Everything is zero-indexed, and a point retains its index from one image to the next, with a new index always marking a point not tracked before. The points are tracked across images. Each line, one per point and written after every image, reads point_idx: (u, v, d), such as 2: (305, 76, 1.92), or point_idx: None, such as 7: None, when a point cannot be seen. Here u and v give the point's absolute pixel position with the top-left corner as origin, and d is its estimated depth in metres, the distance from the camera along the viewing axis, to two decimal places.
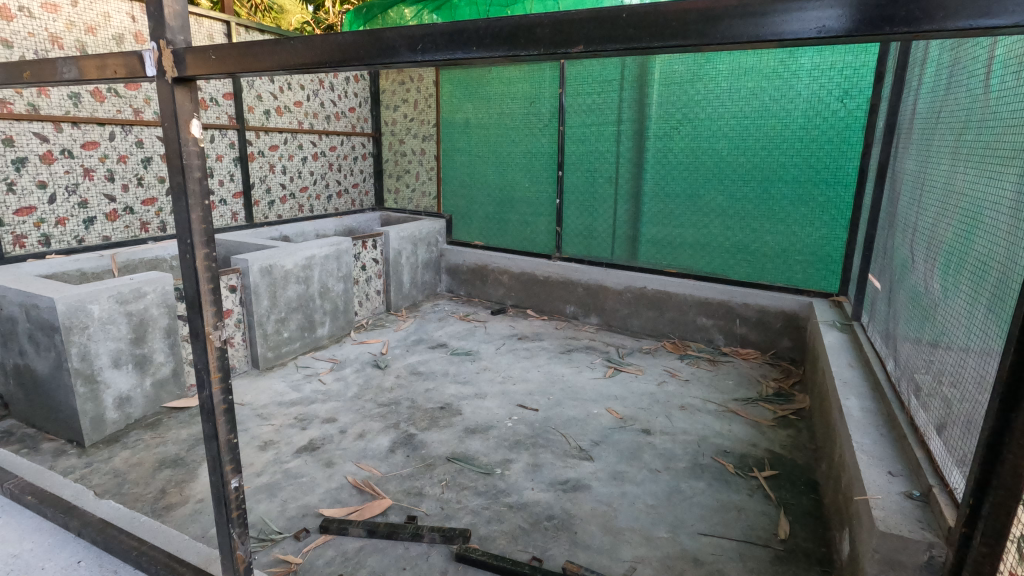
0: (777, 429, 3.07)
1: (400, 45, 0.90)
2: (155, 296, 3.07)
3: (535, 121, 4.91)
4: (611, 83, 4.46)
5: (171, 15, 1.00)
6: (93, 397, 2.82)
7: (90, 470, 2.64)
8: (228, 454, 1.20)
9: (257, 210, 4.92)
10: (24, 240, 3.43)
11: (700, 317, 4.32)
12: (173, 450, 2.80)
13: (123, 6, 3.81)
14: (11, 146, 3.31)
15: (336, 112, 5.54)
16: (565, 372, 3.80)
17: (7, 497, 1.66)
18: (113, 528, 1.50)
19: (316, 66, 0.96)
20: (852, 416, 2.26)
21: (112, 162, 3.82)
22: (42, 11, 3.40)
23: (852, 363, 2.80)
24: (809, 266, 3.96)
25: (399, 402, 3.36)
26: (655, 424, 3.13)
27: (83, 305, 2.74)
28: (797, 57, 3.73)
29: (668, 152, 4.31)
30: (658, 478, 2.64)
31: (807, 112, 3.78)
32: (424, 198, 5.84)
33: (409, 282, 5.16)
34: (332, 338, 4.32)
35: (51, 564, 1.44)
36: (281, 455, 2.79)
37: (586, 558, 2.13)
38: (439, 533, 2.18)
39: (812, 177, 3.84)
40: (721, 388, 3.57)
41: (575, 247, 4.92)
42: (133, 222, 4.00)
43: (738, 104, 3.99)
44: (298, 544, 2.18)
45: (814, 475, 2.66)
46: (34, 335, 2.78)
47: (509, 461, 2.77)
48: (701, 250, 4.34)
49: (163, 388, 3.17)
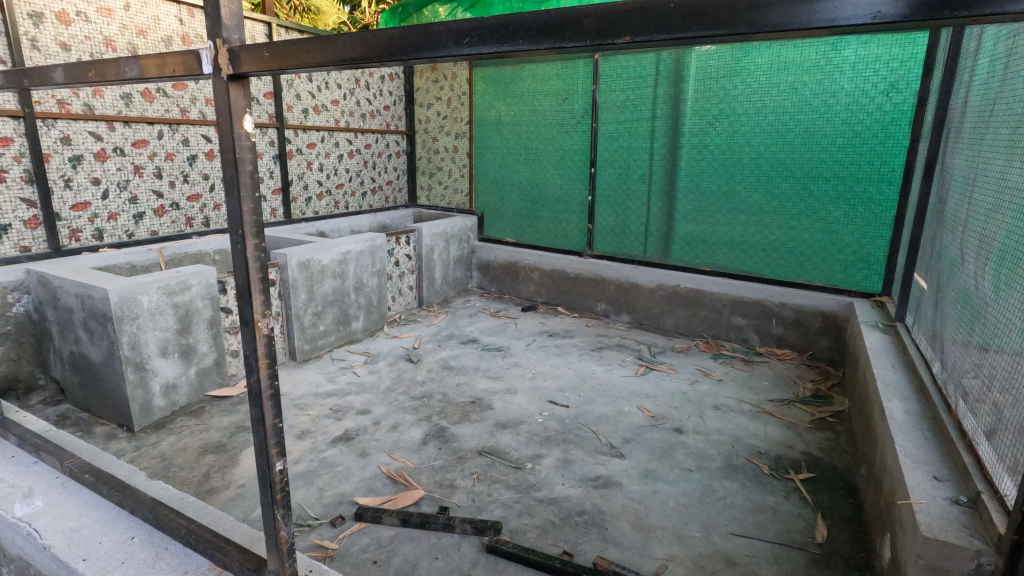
0: (814, 432, 2.99)
1: (448, 38, 0.92)
2: (200, 288, 3.19)
3: (568, 117, 4.90)
4: (645, 78, 4.42)
5: (228, 14, 1.04)
6: (142, 384, 2.95)
7: (139, 454, 2.76)
8: (273, 438, 1.24)
9: (295, 206, 5.05)
10: (79, 234, 3.61)
11: (735, 317, 4.24)
12: (216, 436, 2.91)
13: (171, 9, 3.96)
14: (68, 144, 3.49)
15: (371, 110, 5.63)
16: (596, 370, 3.79)
17: (66, 475, 1.76)
18: (164, 507, 1.58)
19: (366, 61, 0.99)
20: (895, 419, 2.19)
21: (160, 160, 3.98)
22: (97, 16, 3.56)
23: (895, 365, 2.71)
24: (850, 265, 3.84)
25: (431, 396, 3.41)
26: (688, 424, 3.09)
27: (134, 296, 2.87)
28: (841, 49, 3.61)
29: (703, 148, 4.25)
30: (691, 477, 2.61)
31: (850, 106, 3.66)
32: (456, 195, 5.88)
33: (441, 278, 5.22)
34: (366, 332, 4.41)
35: (108, 538, 1.53)
36: (317, 444, 2.87)
37: (616, 554, 2.13)
38: (471, 525, 2.21)
39: (854, 173, 3.73)
40: (755, 388, 3.51)
41: (607, 245, 4.89)
42: (179, 218, 4.16)
43: (776, 100, 3.90)
44: (334, 530, 2.25)
45: (854, 479, 2.59)
46: (88, 325, 2.92)
47: (540, 456, 2.79)
48: (737, 249, 4.26)
49: (206, 377, 3.30)
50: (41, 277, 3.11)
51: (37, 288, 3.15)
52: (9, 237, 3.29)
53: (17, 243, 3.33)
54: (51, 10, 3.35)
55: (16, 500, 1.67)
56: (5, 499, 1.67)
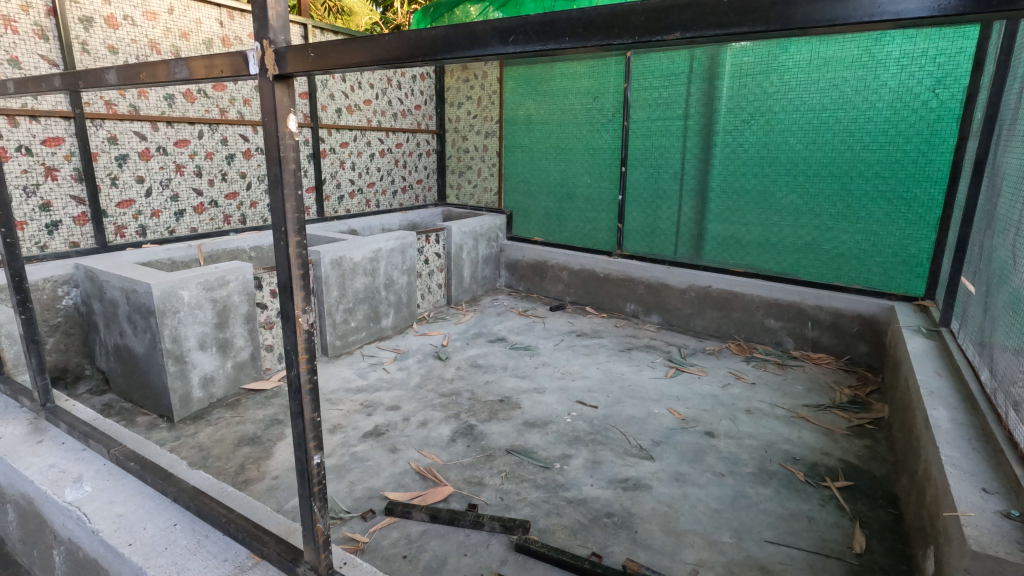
0: (852, 438, 2.91)
1: (492, 37, 0.92)
2: (237, 284, 3.27)
3: (598, 116, 4.87)
4: (678, 76, 4.36)
5: (274, 16, 1.06)
6: (181, 375, 3.04)
7: (179, 443, 2.85)
8: (312, 431, 1.26)
9: (327, 204, 5.14)
10: (124, 230, 3.75)
11: (769, 319, 4.15)
12: (251, 429, 2.98)
13: (212, 12, 4.06)
14: (114, 144, 3.63)
15: (402, 110, 5.69)
16: (626, 371, 3.75)
17: (112, 462, 1.83)
18: (204, 496, 1.62)
19: (408, 60, 1.00)
20: (940, 428, 2.11)
21: (200, 159, 4.09)
22: (143, 19, 3.69)
23: (940, 371, 2.61)
24: (891, 267, 3.72)
25: (460, 393, 3.43)
26: (719, 427, 3.04)
27: (175, 291, 2.96)
28: (885, 43, 3.47)
29: (737, 147, 4.17)
30: (722, 482, 2.57)
31: (893, 104, 3.54)
32: (485, 194, 5.90)
33: (469, 277, 5.24)
34: (396, 329, 4.46)
35: (152, 524, 1.58)
36: (349, 439, 2.92)
37: (646, 557, 2.10)
38: (500, 523, 2.21)
39: (896, 172, 3.60)
40: (790, 392, 3.43)
41: (636, 245, 4.85)
42: (217, 215, 4.27)
43: (815, 97, 3.80)
44: (365, 524, 2.28)
45: (894, 489, 2.50)
46: (132, 318, 3.03)
47: (569, 456, 2.78)
48: (771, 249, 4.17)
49: (242, 370, 3.39)
50: (88, 272, 3.24)
51: (85, 282, 3.28)
52: (60, 232, 3.45)
53: (67, 238, 3.48)
54: (100, 14, 3.49)
55: (67, 485, 1.74)
56: (57, 484, 1.75)
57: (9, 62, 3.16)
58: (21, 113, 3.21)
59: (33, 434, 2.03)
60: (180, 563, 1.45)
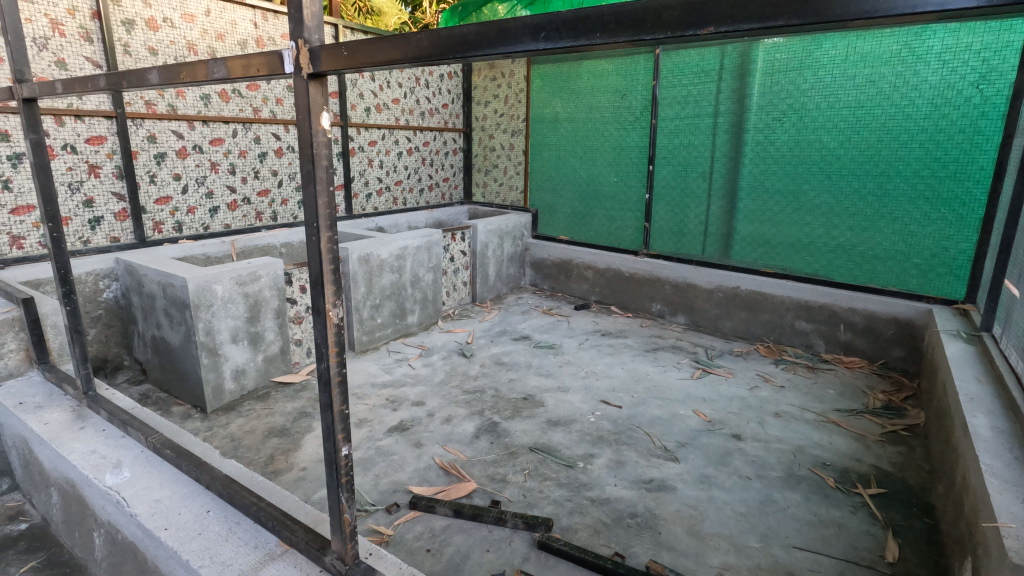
0: (885, 445, 2.83)
1: (524, 33, 0.92)
2: (268, 279, 3.35)
3: (626, 114, 4.83)
4: (708, 73, 4.29)
5: (309, 16, 1.08)
6: (214, 367, 3.13)
7: (211, 433, 2.94)
8: (340, 423, 1.28)
9: (356, 202, 5.21)
10: (161, 226, 3.88)
11: (799, 321, 4.05)
12: (281, 421, 3.05)
13: (248, 13, 4.14)
14: (153, 142, 3.75)
15: (430, 108, 5.74)
16: (651, 372, 3.72)
17: (149, 449, 1.90)
18: (236, 485, 1.67)
19: (439, 57, 1.01)
20: (980, 436, 2.04)
21: (234, 157, 4.19)
22: (181, 21, 3.80)
23: (981, 378, 2.51)
24: (928, 269, 3.61)
25: (484, 390, 3.45)
26: (746, 430, 2.98)
27: (209, 285, 3.04)
28: (926, 38, 3.36)
29: (769, 145, 4.09)
30: (749, 485, 2.52)
31: (933, 100, 3.42)
32: (511, 192, 5.91)
33: (494, 275, 5.27)
34: (421, 326, 4.50)
35: (187, 510, 1.63)
36: (374, 433, 2.96)
37: (670, 559, 2.09)
38: (523, 520, 2.22)
39: (935, 171, 3.49)
40: (821, 396, 3.35)
41: (663, 245, 4.80)
42: (250, 212, 4.36)
43: (850, 93, 3.69)
44: (389, 517, 2.31)
45: (929, 498, 2.43)
46: (169, 311, 3.12)
47: (592, 455, 2.76)
48: (803, 250, 4.09)
49: (272, 363, 3.47)
50: (128, 266, 3.35)
51: (125, 276, 3.40)
52: (102, 228, 3.60)
53: (108, 233, 3.63)
54: (142, 17, 3.61)
55: (107, 470, 1.82)
56: (98, 469, 1.82)
57: (56, 63, 3.30)
58: (67, 113, 3.35)
59: (76, 420, 2.11)
60: (212, 549, 1.49)
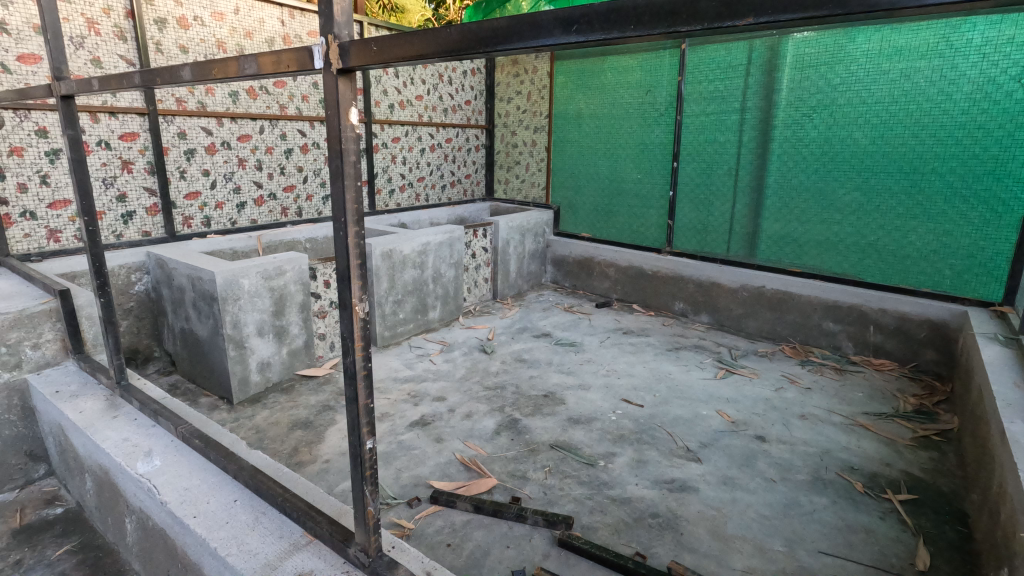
0: (916, 450, 2.75)
1: (555, 26, 0.91)
2: (293, 273, 3.40)
3: (650, 110, 4.77)
4: (735, 68, 4.22)
5: (339, 12, 1.09)
6: (241, 360, 3.19)
7: (237, 424, 3.00)
8: (365, 417, 1.29)
9: (379, 198, 5.26)
10: (191, 221, 3.96)
11: (827, 321, 3.97)
12: (304, 413, 3.10)
13: (275, 11, 4.19)
14: (184, 139, 3.83)
15: (453, 105, 5.76)
16: (673, 371, 3.68)
17: (179, 439, 1.94)
18: (262, 475, 1.70)
19: (467, 52, 1.00)
20: (1018, 442, 1.97)
21: (261, 153, 4.26)
22: (211, 20, 3.86)
23: (1019, 382, 2.43)
24: (963, 270, 3.51)
25: (504, 387, 3.45)
26: (771, 431, 2.93)
27: (236, 279, 3.09)
28: (965, 31, 3.26)
29: (798, 141, 4.00)
30: (774, 488, 2.48)
31: (972, 95, 3.31)
32: (533, 189, 5.89)
33: (515, 271, 5.26)
34: (442, 321, 4.53)
35: (215, 499, 1.67)
36: (396, 427, 2.98)
37: (692, 560, 2.06)
38: (543, 517, 2.22)
39: (973, 168, 3.37)
40: (848, 399, 3.27)
41: (687, 242, 4.74)
42: (276, 207, 4.43)
43: (883, 89, 3.59)
44: (410, 511, 2.33)
45: (962, 505, 2.36)
46: (197, 304, 3.19)
47: (613, 454, 2.74)
48: (831, 249, 3.99)
49: (297, 357, 3.52)
50: (159, 260, 3.43)
51: (155, 269, 3.48)
52: (134, 222, 3.69)
53: (140, 227, 3.72)
54: (173, 15, 3.69)
55: (139, 458, 1.86)
56: (130, 457, 1.87)
57: (92, 62, 3.40)
58: (102, 109, 3.44)
59: (109, 409, 2.17)
60: (239, 538, 1.52)
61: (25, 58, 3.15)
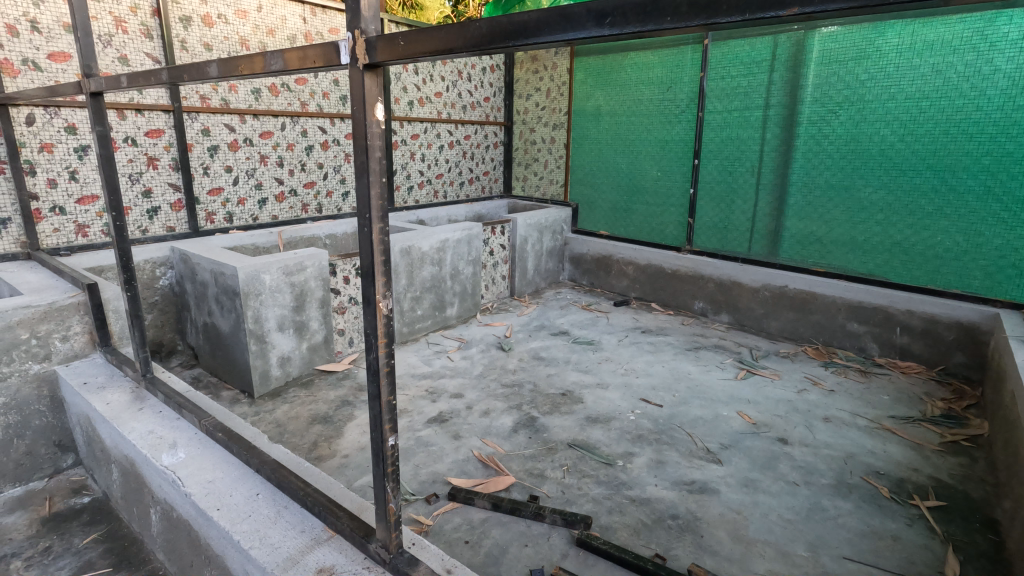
0: (945, 456, 2.68)
1: (588, 20, 0.89)
2: (314, 269, 3.42)
3: (671, 106, 4.71)
4: (759, 64, 4.14)
5: (366, 6, 1.09)
6: (262, 354, 3.23)
7: (258, 418, 3.04)
8: (387, 413, 1.29)
9: (397, 194, 5.27)
10: (213, 216, 4.01)
11: (851, 322, 3.88)
12: (324, 408, 3.13)
13: (297, 9, 4.21)
14: (207, 135, 3.88)
15: (472, 102, 5.74)
16: (692, 371, 3.63)
17: (202, 432, 1.96)
18: (284, 469, 1.71)
19: (495, 46, 0.99)
20: None
21: (282, 150, 4.29)
22: (234, 18, 3.90)
23: None
24: (994, 270, 3.41)
25: (522, 385, 3.44)
26: (794, 434, 2.88)
27: (257, 274, 3.12)
28: (1000, 25, 3.17)
29: (823, 138, 3.92)
30: (797, 491, 2.44)
31: (1006, 90, 3.21)
32: (551, 186, 5.86)
33: (533, 269, 5.25)
34: (460, 318, 4.53)
35: (237, 492, 1.68)
36: (414, 423, 3.00)
37: (713, 563, 2.03)
38: (561, 517, 2.20)
39: (1007, 165, 3.27)
40: (873, 402, 3.20)
41: (708, 241, 4.67)
42: (296, 204, 4.46)
43: (914, 84, 3.49)
44: (428, 507, 2.33)
45: (993, 513, 2.30)
46: (220, 299, 3.23)
47: (631, 454, 2.72)
48: (857, 249, 3.91)
49: (316, 352, 3.55)
50: (182, 255, 3.48)
51: (179, 264, 3.54)
52: (159, 218, 3.75)
53: (165, 223, 3.78)
54: (198, 14, 3.73)
55: (164, 450, 1.89)
56: (155, 449, 1.90)
57: (119, 59, 3.46)
58: (128, 107, 3.51)
59: (134, 402, 2.21)
60: (261, 531, 1.53)
61: (55, 56, 3.21)
